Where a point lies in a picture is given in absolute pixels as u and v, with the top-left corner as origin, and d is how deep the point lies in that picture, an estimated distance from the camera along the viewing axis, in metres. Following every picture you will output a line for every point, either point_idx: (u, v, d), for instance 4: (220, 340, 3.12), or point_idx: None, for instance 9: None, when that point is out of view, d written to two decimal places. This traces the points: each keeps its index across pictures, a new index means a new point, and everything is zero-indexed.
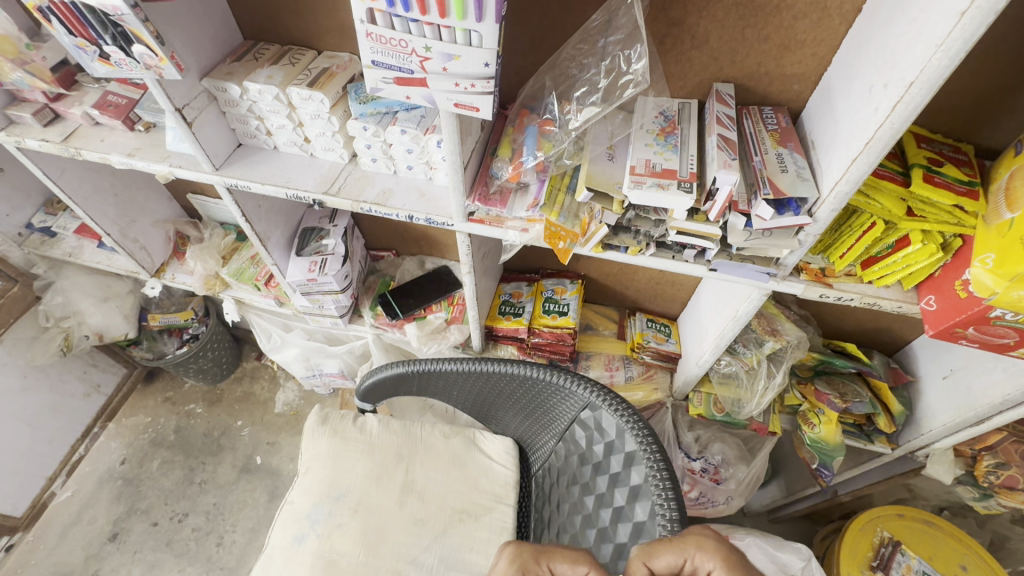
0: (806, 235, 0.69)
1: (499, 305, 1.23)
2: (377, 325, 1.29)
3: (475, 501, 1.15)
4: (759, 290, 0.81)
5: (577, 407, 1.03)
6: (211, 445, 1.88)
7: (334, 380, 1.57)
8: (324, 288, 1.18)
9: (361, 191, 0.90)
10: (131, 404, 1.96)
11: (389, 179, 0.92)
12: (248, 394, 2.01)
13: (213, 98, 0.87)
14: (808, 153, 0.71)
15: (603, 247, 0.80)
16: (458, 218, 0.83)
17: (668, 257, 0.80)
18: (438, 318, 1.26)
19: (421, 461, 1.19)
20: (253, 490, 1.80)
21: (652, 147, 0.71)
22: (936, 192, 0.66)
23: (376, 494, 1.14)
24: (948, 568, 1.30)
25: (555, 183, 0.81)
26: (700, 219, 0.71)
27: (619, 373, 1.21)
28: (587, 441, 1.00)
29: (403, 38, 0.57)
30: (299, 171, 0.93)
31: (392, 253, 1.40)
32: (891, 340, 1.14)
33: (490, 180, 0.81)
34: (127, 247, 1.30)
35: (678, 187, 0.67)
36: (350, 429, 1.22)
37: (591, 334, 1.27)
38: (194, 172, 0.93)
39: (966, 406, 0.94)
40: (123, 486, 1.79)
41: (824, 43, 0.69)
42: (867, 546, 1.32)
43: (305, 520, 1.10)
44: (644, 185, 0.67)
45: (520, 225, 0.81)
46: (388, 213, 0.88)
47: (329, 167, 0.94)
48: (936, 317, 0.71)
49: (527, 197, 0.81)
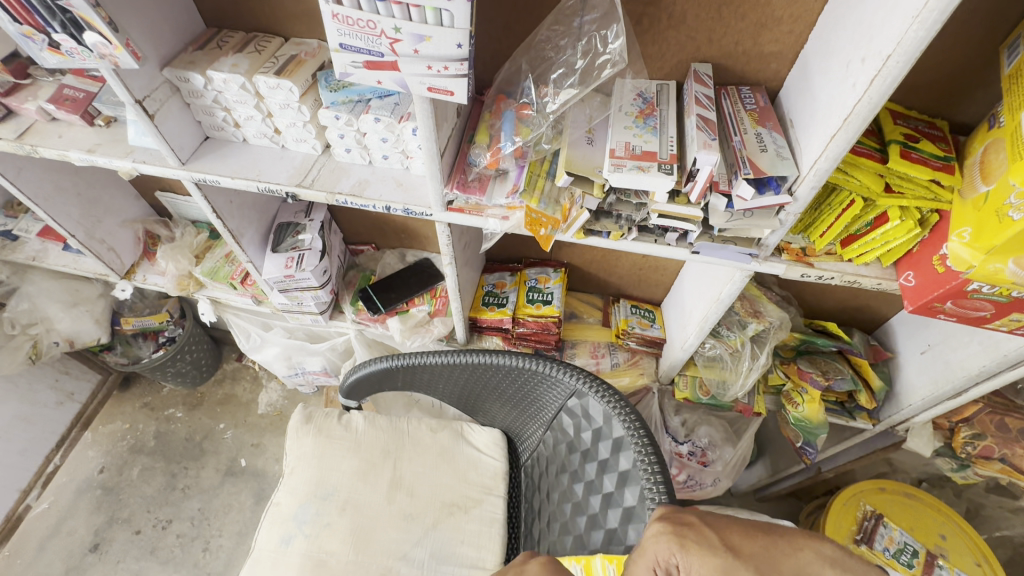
0: (787, 214, 0.69)
1: (482, 296, 1.21)
2: (358, 320, 1.27)
3: (465, 494, 1.14)
4: (741, 272, 0.81)
5: (563, 395, 1.03)
6: (194, 449, 1.84)
7: (318, 378, 1.55)
8: (301, 285, 1.15)
9: (335, 182, 0.88)
10: (108, 411, 1.90)
11: (365, 170, 0.90)
12: (230, 396, 1.97)
13: (176, 89, 0.84)
14: (787, 132, 0.71)
15: (585, 233, 0.79)
16: (437, 208, 0.81)
17: (650, 241, 0.79)
18: (421, 311, 1.24)
19: (408, 455, 1.18)
20: (238, 493, 1.77)
21: (631, 129, 0.70)
22: (914, 167, 0.66)
23: (364, 491, 1.12)
24: (928, 537, 1.34)
25: (534, 169, 0.79)
26: (682, 201, 0.70)
27: (605, 360, 1.21)
28: (575, 429, 1.00)
29: (371, 18, 0.55)
30: (271, 164, 0.90)
31: (371, 246, 1.38)
32: (870, 318, 1.16)
33: (469, 167, 0.79)
34: (94, 248, 1.25)
35: (659, 169, 0.66)
36: (335, 427, 1.20)
37: (576, 322, 1.26)
38: (159, 167, 0.89)
39: (943, 380, 0.96)
40: (102, 495, 1.74)
41: (800, 20, 0.69)
42: (851, 520, 1.35)
43: (292, 521, 1.08)
44: (624, 168, 0.66)
45: (500, 213, 0.79)
46: (365, 204, 0.85)
47: (302, 159, 0.91)
48: (915, 293, 0.71)
49: (506, 184, 0.79)
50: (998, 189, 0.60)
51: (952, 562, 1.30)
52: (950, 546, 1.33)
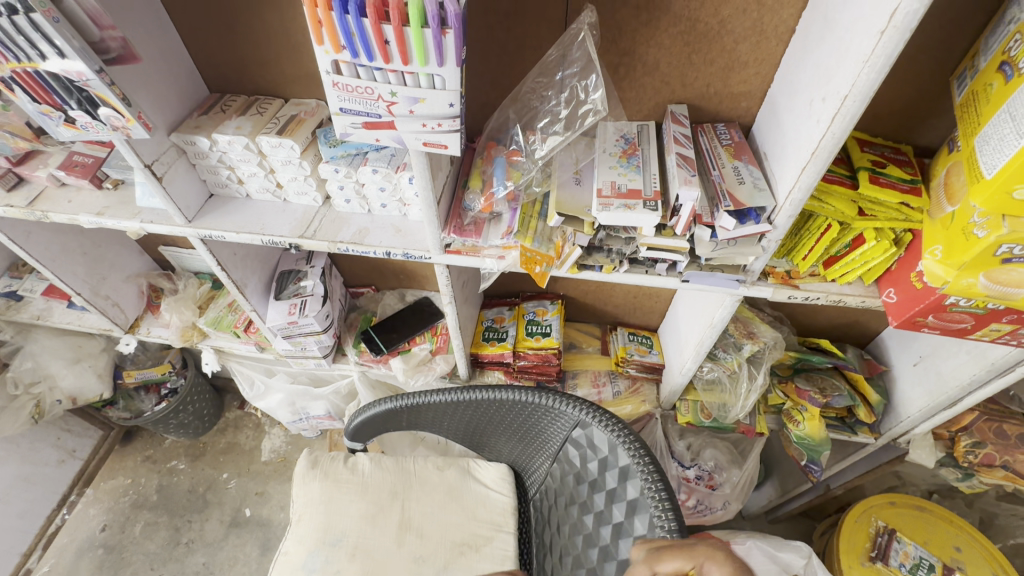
0: (768, 241, 0.72)
1: (482, 332, 1.24)
2: (361, 361, 1.29)
3: (475, 532, 1.20)
4: (732, 296, 0.83)
5: (568, 426, 1.06)
6: (197, 501, 1.88)
7: (322, 422, 1.54)
8: (305, 330, 1.17)
9: (337, 231, 0.91)
10: (109, 467, 1.93)
11: (364, 218, 0.93)
12: (233, 444, 2.01)
13: (182, 151, 0.88)
14: (762, 165, 0.75)
15: (579, 268, 0.82)
16: (435, 251, 0.85)
17: (641, 272, 0.82)
18: (422, 349, 1.26)
19: (416, 496, 1.24)
20: (243, 544, 1.80)
21: (616, 169, 0.75)
22: (882, 191, 0.71)
23: (372, 535, 1.18)
24: (943, 550, 1.38)
25: (526, 210, 0.83)
26: (668, 234, 0.75)
27: (606, 389, 1.22)
28: (581, 460, 1.02)
29: (369, 85, 0.59)
30: (274, 217, 0.94)
31: (371, 288, 1.41)
32: (862, 332, 1.19)
33: (464, 212, 0.83)
34: (99, 304, 1.28)
35: (644, 206, 0.70)
36: (340, 470, 1.27)
37: (575, 352, 1.28)
38: (166, 226, 0.93)
39: (938, 391, 0.99)
40: (104, 554, 1.75)
41: (765, 62, 0.74)
42: (865, 537, 1.39)
43: (301, 570, 1.13)
44: (611, 207, 0.71)
45: (497, 253, 0.83)
46: (366, 251, 0.89)
47: (304, 211, 0.95)
48: (898, 309, 0.75)
49: (501, 226, 0.82)
50: (962, 208, 0.64)
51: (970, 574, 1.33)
52: (966, 558, 1.36)
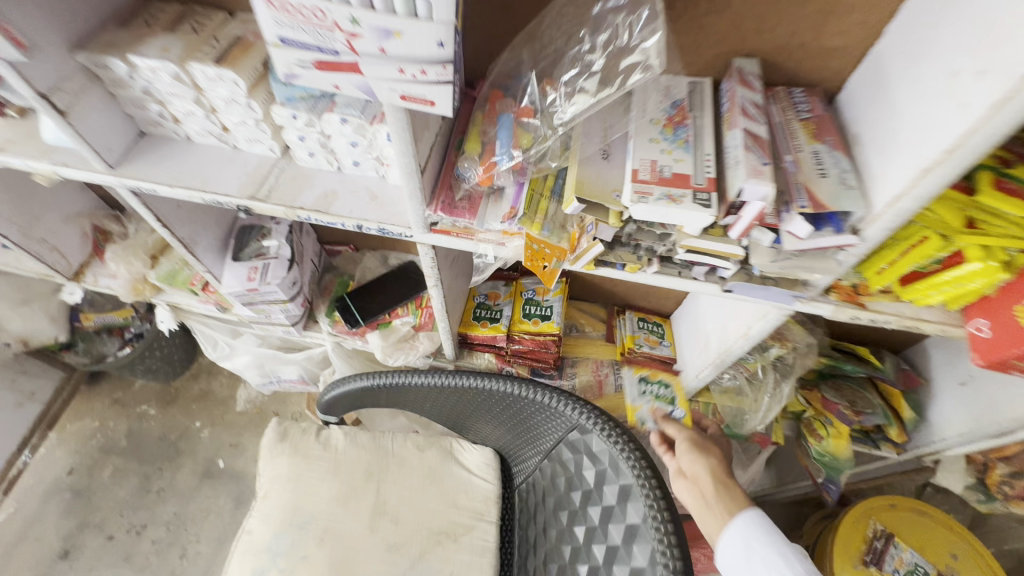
0: (847, 256, 0.56)
1: (473, 309, 1.09)
2: (335, 332, 1.14)
3: (455, 520, 1.13)
4: (778, 310, 0.68)
5: (564, 427, 0.95)
6: (168, 449, 1.82)
7: (294, 386, 1.41)
8: (268, 298, 1.01)
9: (296, 193, 0.73)
10: (74, 409, 1.85)
11: (332, 177, 0.75)
12: (206, 392, 1.94)
13: (95, 77, 0.68)
14: (850, 151, 0.57)
15: (596, 264, 0.66)
16: (418, 229, 0.68)
17: (672, 275, 0.66)
18: (404, 323, 1.11)
19: (393, 478, 1.16)
20: (216, 496, 1.76)
21: (658, 144, 0.58)
22: (1006, 201, 0.54)
23: (343, 519, 1.10)
24: (938, 557, 1.32)
25: (535, 186, 0.65)
26: (716, 234, 0.58)
27: (609, 381, 1.09)
28: (576, 466, 0.93)
29: (319, 6, 0.40)
30: (219, 169, 0.75)
31: (350, 247, 1.24)
32: (902, 338, 1.05)
33: (457, 183, 0.65)
34: (32, 249, 1.11)
35: (693, 200, 0.53)
36: (312, 445, 1.19)
37: (576, 337, 1.14)
38: (83, 172, 0.74)
39: (987, 420, 0.87)
40: (72, 499, 1.72)
41: (880, 7, 0.54)
42: (861, 540, 1.33)
43: (265, 553, 1.06)
44: (650, 198, 0.54)
45: (495, 239, 0.66)
46: (332, 221, 0.71)
47: (257, 162, 0.76)
48: (988, 347, 0.61)
49: (502, 205, 0.65)
50: None
51: None
52: (960, 567, 1.31)
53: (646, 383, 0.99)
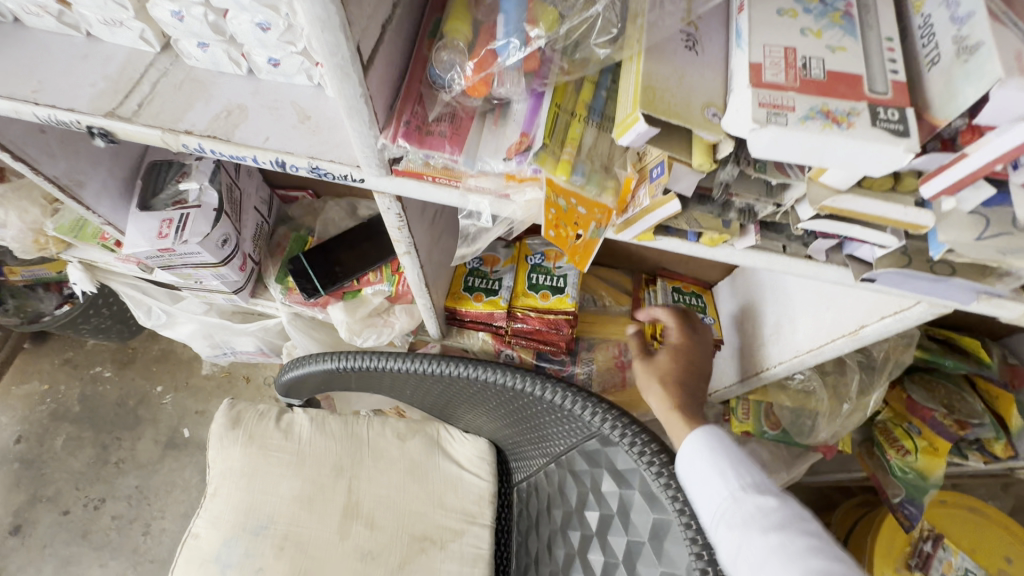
0: None
1: (465, 277, 0.84)
2: (288, 302, 0.90)
3: (442, 524, 0.94)
4: (922, 303, 0.45)
5: (581, 434, 0.74)
6: (127, 416, 1.66)
7: (253, 358, 1.19)
8: (190, 261, 0.76)
9: (183, 108, 0.46)
10: (20, 370, 1.70)
11: (241, 85, 0.48)
12: (168, 352, 1.75)
13: None
14: None
15: (655, 232, 0.41)
16: (370, 170, 0.42)
17: (775, 252, 0.41)
18: (377, 293, 0.86)
19: (368, 473, 0.96)
20: (181, 469, 1.60)
21: (795, 20, 0.32)
22: None
23: (308, 523, 0.91)
24: (992, 560, 1.15)
25: (563, 99, 0.39)
26: (879, 187, 0.33)
27: (633, 369, 0.87)
28: (594, 483, 0.73)
29: None
30: (64, 70, 0.48)
31: (309, 193, 0.97)
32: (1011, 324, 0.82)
33: (432, 93, 0.39)
34: None
35: (874, 121, 0.28)
36: (272, 434, 0.97)
37: (596, 312, 0.90)
38: None
39: None
40: (21, 469, 1.60)
41: None
42: (905, 542, 1.16)
43: (214, 563, 0.88)
44: (791, 116, 0.28)
45: (496, 187, 0.41)
46: (237, 154, 0.45)
47: (124, 60, 0.49)
48: None
49: (508, 130, 0.39)
50: None
51: None
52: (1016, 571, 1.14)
53: (680, 295, 0.89)
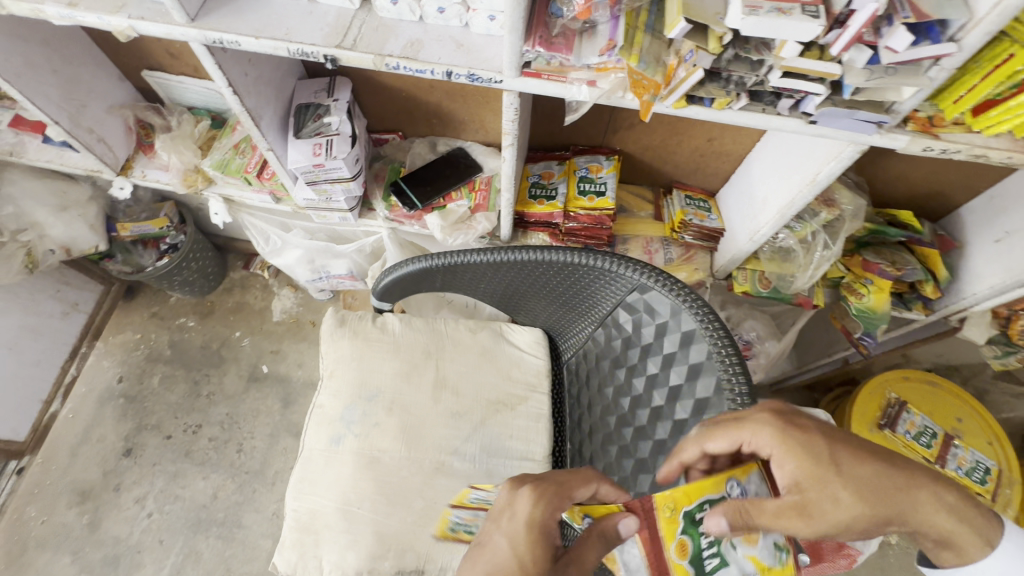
0: (940, 70, 0.59)
1: (529, 189, 1.12)
2: (392, 217, 1.18)
3: (510, 391, 1.16)
4: (852, 147, 0.72)
5: (623, 291, 1.01)
6: (212, 356, 1.86)
7: (342, 282, 1.47)
8: (332, 176, 1.03)
9: (382, 43, 0.73)
10: (116, 321, 1.88)
11: (415, 28, 0.75)
12: (241, 304, 1.95)
13: None
14: None
15: (685, 101, 0.69)
16: (510, 72, 0.69)
17: (757, 111, 0.69)
18: (460, 207, 1.14)
19: (450, 355, 1.18)
20: (264, 398, 1.81)
21: None
22: None
23: (409, 392, 1.12)
24: (946, 421, 1.45)
25: (630, 20, 0.66)
26: (814, 56, 0.60)
27: (658, 255, 1.15)
28: (634, 325, 1.00)
29: None
30: (300, 21, 0.75)
31: (397, 135, 1.22)
32: (939, 207, 1.10)
33: (551, 21, 0.66)
34: (83, 138, 1.10)
35: (803, 12, 0.55)
36: (371, 329, 1.19)
37: (626, 216, 1.17)
38: (163, 26, 0.73)
39: (1019, 267, 0.93)
40: (127, 404, 1.77)
41: None
42: (876, 407, 1.45)
43: (339, 422, 1.10)
44: (761, 11, 0.56)
45: (587, 77, 0.68)
46: (421, 69, 0.72)
47: (337, 16, 0.76)
48: None
49: (597, 40, 0.66)
50: None
51: (967, 442, 1.43)
52: (965, 428, 1.45)
53: (691, 200, 1.16)
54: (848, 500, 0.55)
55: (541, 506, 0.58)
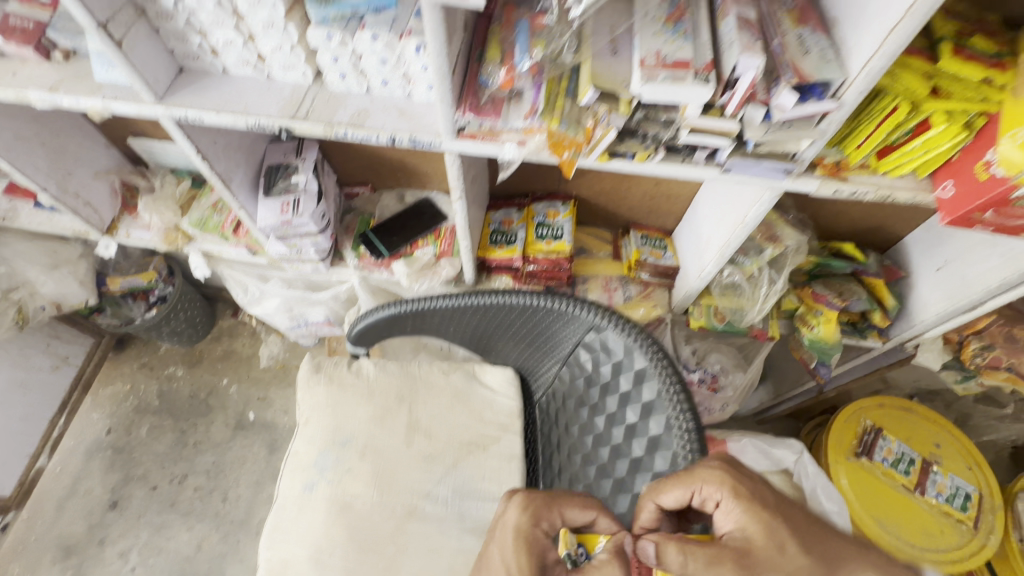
0: (829, 123, 0.64)
1: (490, 235, 1.17)
2: (360, 266, 1.23)
3: (482, 432, 1.17)
4: (770, 191, 0.77)
5: (580, 330, 1.03)
6: (200, 405, 1.88)
7: (321, 328, 1.51)
8: (300, 231, 1.09)
9: (332, 113, 0.80)
10: (106, 373, 1.92)
11: (363, 99, 0.82)
12: (230, 352, 1.99)
13: (141, 11, 0.75)
14: (830, 32, 0.65)
15: (608, 156, 0.74)
16: (447, 136, 0.75)
17: (677, 163, 0.74)
18: (426, 253, 1.20)
19: (422, 398, 1.19)
20: (250, 445, 1.82)
21: (660, 36, 0.64)
22: (966, 66, 0.62)
23: (382, 436, 1.14)
24: (924, 446, 1.45)
25: (552, 86, 0.71)
26: (715, 114, 0.66)
27: (618, 293, 1.18)
28: (592, 364, 1.01)
29: None
30: (258, 96, 0.82)
31: (367, 188, 1.30)
32: (884, 238, 1.15)
33: (480, 90, 0.72)
34: (69, 203, 1.17)
35: (695, 79, 0.61)
36: (346, 375, 1.22)
37: (586, 257, 1.22)
38: (133, 105, 0.80)
39: (959, 295, 0.97)
40: (114, 455, 1.78)
41: None
42: (852, 434, 1.44)
43: (313, 468, 1.12)
44: (657, 79, 0.61)
45: (518, 138, 0.73)
46: (367, 136, 0.79)
47: (292, 90, 0.83)
48: (953, 204, 0.69)
49: (523, 105, 0.73)
50: None
51: (946, 467, 1.42)
52: (943, 453, 1.44)
53: (647, 238, 1.20)
54: (793, 550, 0.59)
55: (527, 515, 0.65)
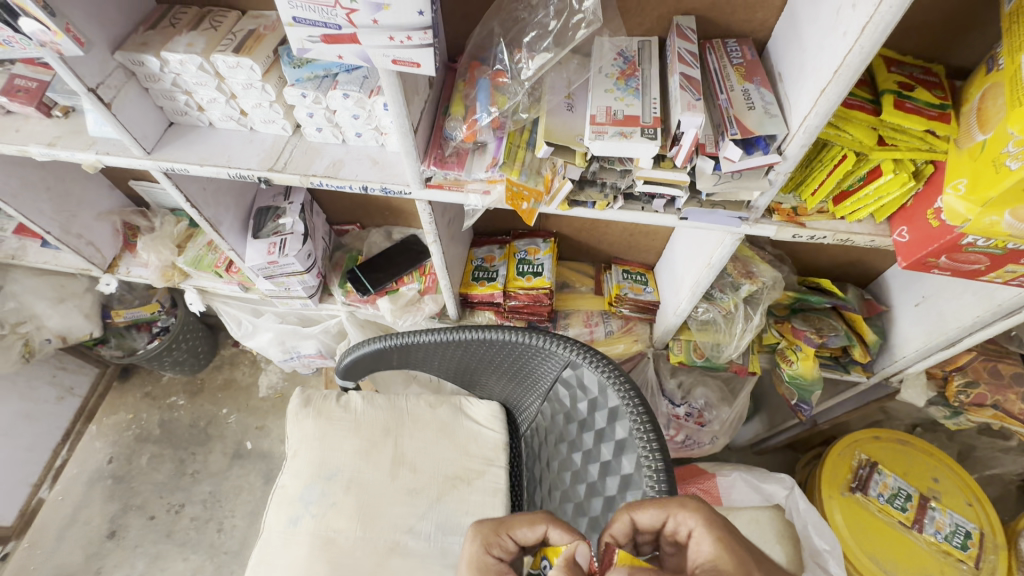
0: (776, 174, 0.66)
1: (472, 271, 1.19)
2: (348, 302, 1.26)
3: (467, 466, 1.18)
4: (732, 235, 0.79)
5: (559, 366, 1.04)
6: (199, 434, 1.91)
7: (314, 360, 1.53)
8: (286, 270, 1.13)
9: (309, 163, 0.84)
10: (110, 402, 1.96)
11: (339, 149, 0.86)
12: (230, 380, 2.03)
13: (131, 73, 0.80)
14: (775, 87, 0.68)
15: (569, 205, 0.77)
16: (416, 185, 0.78)
17: (637, 209, 0.76)
18: (411, 289, 1.22)
19: (408, 432, 1.20)
20: (247, 475, 1.84)
21: (612, 93, 0.68)
22: (908, 118, 0.64)
23: (368, 470, 1.14)
24: (922, 481, 1.42)
25: (513, 139, 0.76)
26: (667, 165, 0.68)
27: (599, 328, 1.20)
28: (571, 400, 1.02)
29: None
30: (240, 148, 0.86)
31: (356, 226, 1.34)
32: (864, 272, 1.15)
33: (445, 142, 0.76)
34: (72, 243, 1.23)
35: (642, 134, 0.64)
36: (334, 408, 1.22)
37: (568, 292, 1.24)
38: (124, 158, 0.85)
39: (936, 332, 0.97)
40: (114, 484, 1.81)
41: None
42: (847, 468, 1.42)
43: (298, 502, 1.12)
44: (605, 136, 0.64)
45: (481, 187, 0.77)
46: (341, 185, 0.82)
47: (273, 141, 0.87)
48: (908, 249, 0.70)
49: (485, 157, 0.75)
50: (995, 136, 0.58)
51: (945, 503, 1.38)
52: (942, 488, 1.41)
53: (629, 274, 1.22)
54: None
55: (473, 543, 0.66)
